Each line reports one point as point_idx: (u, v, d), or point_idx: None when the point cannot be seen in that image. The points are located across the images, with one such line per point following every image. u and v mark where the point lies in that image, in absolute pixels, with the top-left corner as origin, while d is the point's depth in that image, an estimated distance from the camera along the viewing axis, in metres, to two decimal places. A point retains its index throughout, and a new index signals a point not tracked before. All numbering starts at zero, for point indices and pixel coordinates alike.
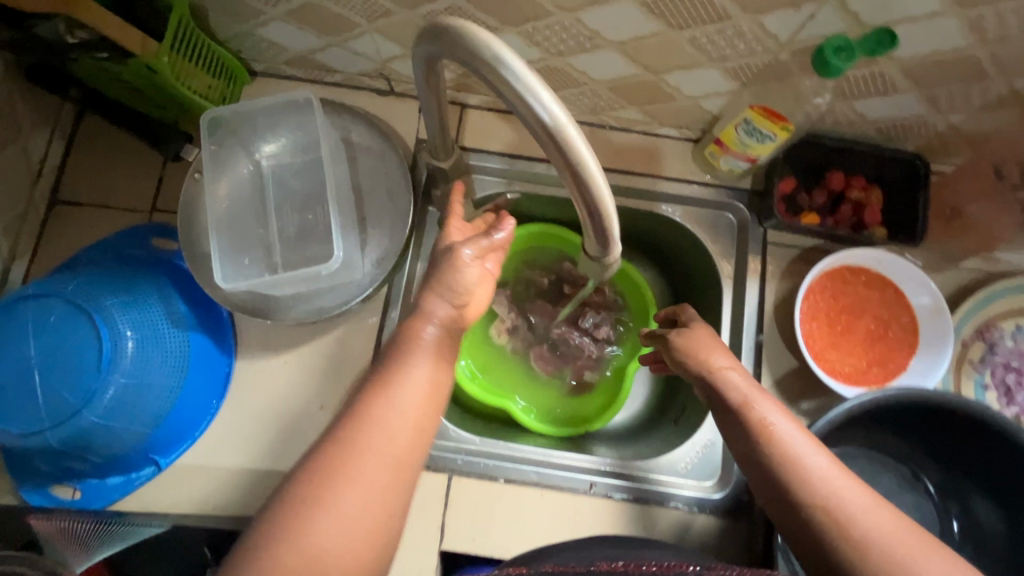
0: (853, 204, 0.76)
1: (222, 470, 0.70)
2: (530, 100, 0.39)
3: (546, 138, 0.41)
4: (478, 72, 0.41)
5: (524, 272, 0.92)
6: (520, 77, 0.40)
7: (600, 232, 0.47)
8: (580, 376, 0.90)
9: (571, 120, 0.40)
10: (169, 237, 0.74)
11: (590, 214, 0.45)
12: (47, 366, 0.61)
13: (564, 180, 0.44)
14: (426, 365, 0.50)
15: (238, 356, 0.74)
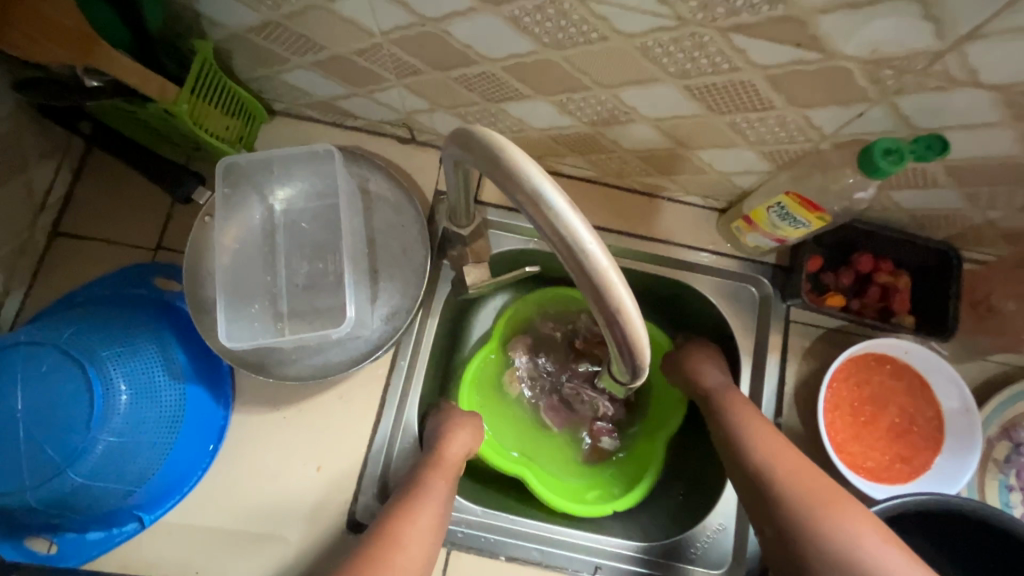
0: (881, 287, 0.74)
1: (209, 530, 0.67)
2: (567, 236, 0.36)
3: (580, 275, 0.36)
4: (512, 195, 0.38)
5: (536, 319, 0.84)
6: (559, 210, 0.36)
7: (633, 371, 0.41)
8: (597, 439, 0.82)
9: (612, 261, 0.36)
10: (172, 278, 0.72)
11: (622, 354, 0.39)
12: (31, 420, 0.57)
13: (596, 318, 0.38)
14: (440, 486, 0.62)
15: (235, 408, 0.70)
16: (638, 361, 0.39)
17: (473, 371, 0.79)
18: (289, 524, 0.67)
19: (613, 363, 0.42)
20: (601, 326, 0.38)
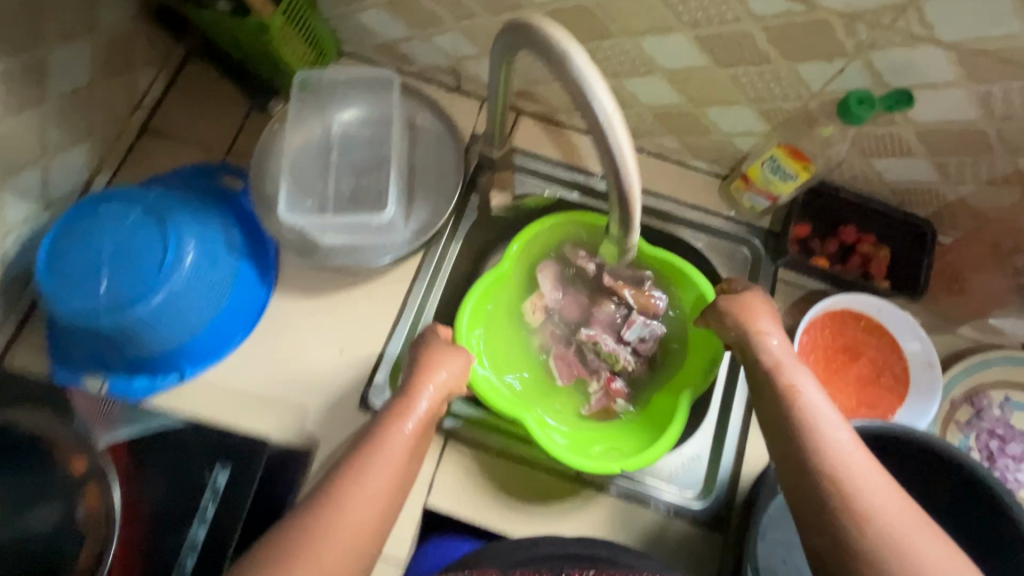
0: (862, 256, 0.81)
1: (236, 393, 0.74)
2: (587, 89, 0.46)
3: (594, 122, 0.46)
4: (548, 60, 0.48)
5: (564, 254, 0.89)
6: (583, 69, 0.46)
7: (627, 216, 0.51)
8: (613, 390, 0.84)
9: (618, 112, 0.46)
10: (238, 177, 0.82)
11: (620, 196, 0.49)
12: (116, 258, 0.67)
13: (603, 162, 0.48)
14: (406, 441, 0.58)
15: (276, 292, 0.79)
16: (631, 208, 0.49)
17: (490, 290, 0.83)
18: (308, 396, 0.75)
19: (615, 219, 0.51)
20: (605, 168, 0.48)
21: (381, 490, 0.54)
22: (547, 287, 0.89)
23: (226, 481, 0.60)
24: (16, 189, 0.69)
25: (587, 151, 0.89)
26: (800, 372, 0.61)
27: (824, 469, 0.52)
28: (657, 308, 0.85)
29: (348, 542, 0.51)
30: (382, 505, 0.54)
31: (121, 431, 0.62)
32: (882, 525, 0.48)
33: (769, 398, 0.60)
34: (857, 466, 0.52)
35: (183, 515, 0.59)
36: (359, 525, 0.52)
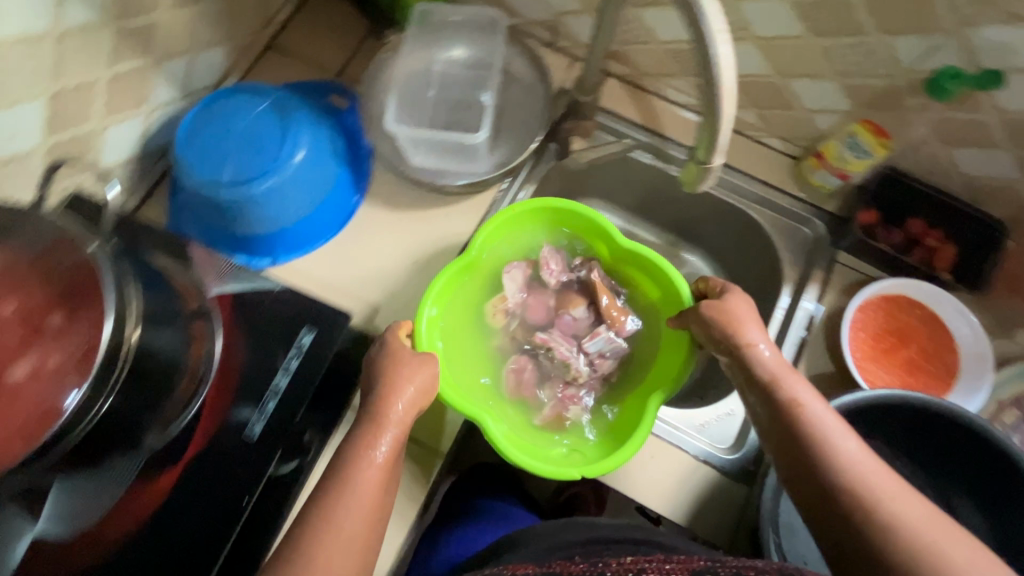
0: (926, 250, 0.82)
1: (319, 283, 0.83)
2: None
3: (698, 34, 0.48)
4: None
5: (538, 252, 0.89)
6: None
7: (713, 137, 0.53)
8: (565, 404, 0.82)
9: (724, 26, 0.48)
10: (343, 97, 0.89)
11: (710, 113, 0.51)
12: (243, 141, 0.76)
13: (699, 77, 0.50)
14: (386, 451, 0.62)
15: (364, 202, 0.88)
16: (720, 132, 0.52)
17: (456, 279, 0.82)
18: (381, 296, 0.83)
19: (699, 143, 0.55)
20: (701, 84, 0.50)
21: (379, 480, 0.60)
22: (511, 289, 0.86)
23: (313, 340, 0.70)
24: (165, 73, 0.79)
25: (667, 118, 0.93)
26: (799, 382, 0.64)
27: (844, 484, 0.56)
28: (624, 328, 0.86)
29: (357, 527, 0.58)
30: (374, 510, 0.59)
31: (230, 285, 0.72)
32: (899, 529, 0.51)
33: (772, 410, 0.64)
34: (871, 473, 0.56)
35: (271, 365, 0.69)
36: (365, 512, 0.58)
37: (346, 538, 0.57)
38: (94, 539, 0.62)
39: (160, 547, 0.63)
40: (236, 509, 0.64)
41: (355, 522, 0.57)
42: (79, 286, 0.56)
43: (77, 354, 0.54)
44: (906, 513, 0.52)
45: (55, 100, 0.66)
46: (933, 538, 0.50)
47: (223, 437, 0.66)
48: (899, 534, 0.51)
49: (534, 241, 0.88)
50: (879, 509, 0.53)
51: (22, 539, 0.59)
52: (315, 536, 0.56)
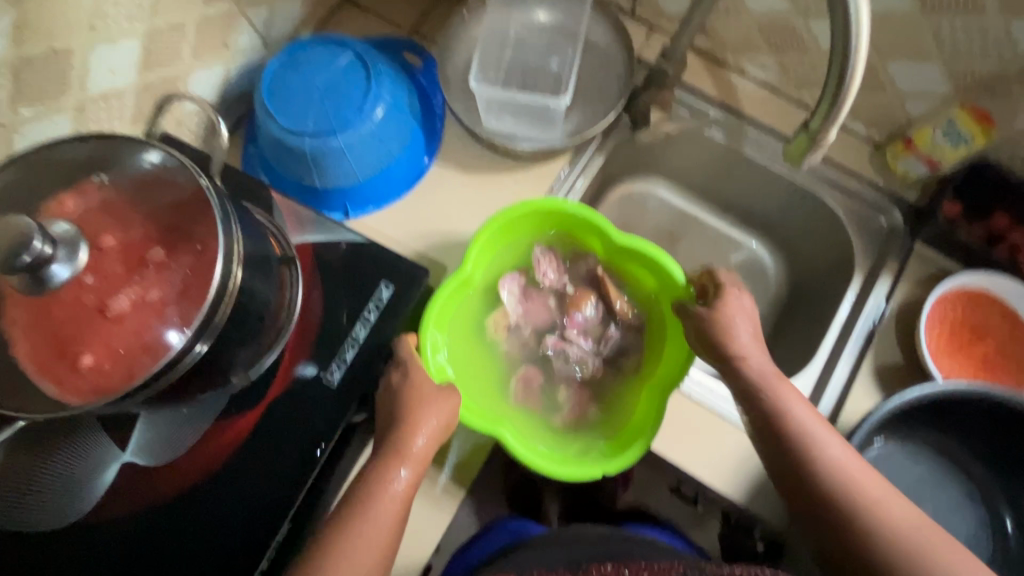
0: (1010, 246, 0.80)
1: (387, 239, 0.83)
2: None
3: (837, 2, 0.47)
4: None
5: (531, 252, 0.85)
6: None
7: (830, 111, 0.52)
8: (581, 408, 0.80)
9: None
10: (415, 54, 0.87)
11: (835, 86, 0.50)
12: (326, 91, 0.76)
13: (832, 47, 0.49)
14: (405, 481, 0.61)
15: (435, 162, 0.87)
16: (841, 103, 0.51)
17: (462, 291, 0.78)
18: (447, 258, 0.83)
19: (813, 115, 0.54)
20: (831, 55, 0.50)
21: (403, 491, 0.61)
22: (509, 304, 0.83)
23: (390, 299, 0.71)
24: (249, 20, 0.79)
25: (744, 96, 0.91)
26: (788, 392, 0.65)
27: (836, 494, 0.59)
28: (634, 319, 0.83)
29: (376, 537, 0.58)
30: (392, 528, 0.59)
31: (310, 235, 0.73)
32: (888, 533, 0.56)
33: (763, 417, 0.65)
34: (859, 480, 0.59)
35: (348, 318, 0.70)
36: (388, 522, 0.59)
37: (365, 551, 0.57)
38: (179, 469, 0.64)
39: (237, 487, 0.64)
40: (310, 457, 0.65)
41: (378, 531, 0.58)
42: (182, 221, 0.58)
43: (177, 288, 0.56)
44: (895, 520, 0.56)
45: (151, 37, 0.67)
46: (920, 543, 0.55)
47: (301, 384, 0.67)
48: (887, 538, 0.55)
49: (525, 246, 0.85)
50: (872, 520, 0.57)
51: (115, 462, 0.64)
52: (340, 536, 0.57)
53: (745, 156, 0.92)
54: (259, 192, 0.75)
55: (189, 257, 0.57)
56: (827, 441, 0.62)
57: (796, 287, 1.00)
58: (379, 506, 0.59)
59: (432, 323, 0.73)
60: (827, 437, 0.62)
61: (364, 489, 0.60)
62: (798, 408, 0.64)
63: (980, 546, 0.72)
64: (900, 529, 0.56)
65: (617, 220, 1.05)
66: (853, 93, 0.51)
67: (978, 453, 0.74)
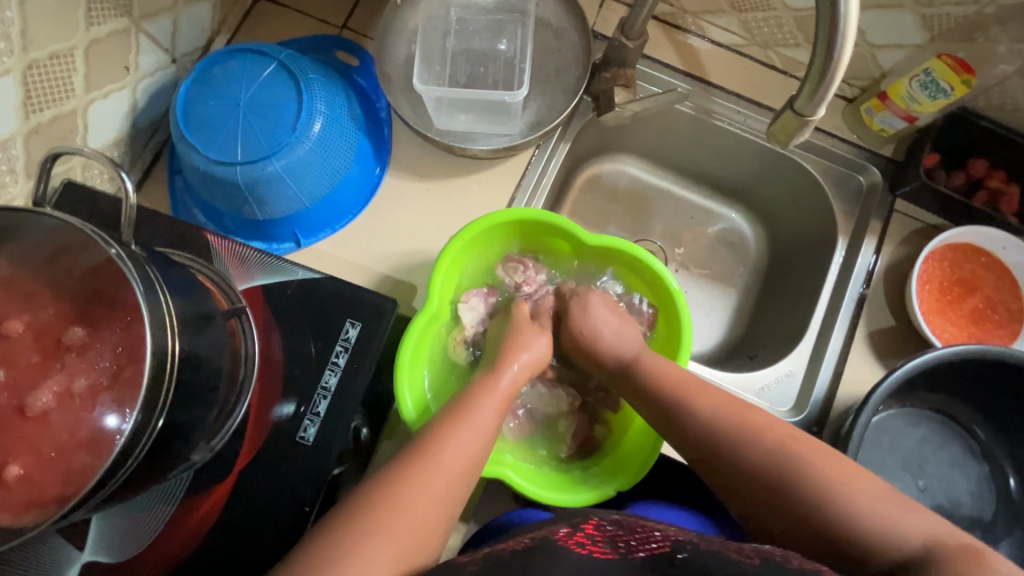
0: (990, 191, 0.78)
1: (345, 262, 0.76)
2: None
3: None
4: None
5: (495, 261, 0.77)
6: None
7: (822, 85, 0.48)
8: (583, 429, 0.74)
9: None
10: (350, 55, 0.80)
11: (825, 60, 0.46)
12: (251, 110, 0.67)
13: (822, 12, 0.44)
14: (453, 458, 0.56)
15: (387, 172, 0.79)
16: (831, 79, 0.47)
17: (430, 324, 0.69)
18: (415, 277, 0.76)
19: (799, 93, 0.50)
20: (819, 29, 0.45)
21: (420, 508, 0.52)
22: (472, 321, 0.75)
23: (360, 334, 0.65)
24: (150, 35, 0.69)
25: (709, 61, 0.86)
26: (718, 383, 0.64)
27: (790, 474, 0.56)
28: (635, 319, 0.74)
29: (395, 547, 0.49)
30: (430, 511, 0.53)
31: (259, 279, 0.66)
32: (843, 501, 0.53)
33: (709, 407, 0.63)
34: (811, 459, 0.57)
35: (316, 363, 0.64)
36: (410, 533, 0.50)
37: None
38: (147, 560, 0.57)
39: (216, 565, 0.58)
40: (295, 524, 0.60)
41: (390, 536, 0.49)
42: (102, 293, 0.50)
43: (108, 372, 0.48)
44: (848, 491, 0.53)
45: (30, 73, 0.56)
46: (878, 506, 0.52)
47: (271, 445, 0.61)
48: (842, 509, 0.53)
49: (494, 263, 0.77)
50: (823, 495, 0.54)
51: (72, 566, 0.57)
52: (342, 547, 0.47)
53: (716, 125, 0.87)
54: (194, 234, 0.67)
55: (116, 334, 0.49)
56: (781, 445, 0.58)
57: (778, 254, 0.97)
58: (401, 517, 0.51)
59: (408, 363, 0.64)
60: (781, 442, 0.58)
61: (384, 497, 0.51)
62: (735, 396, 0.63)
63: (986, 499, 0.73)
64: (869, 514, 0.52)
65: (588, 205, 1.00)
66: (845, 62, 0.46)
67: (976, 409, 0.74)
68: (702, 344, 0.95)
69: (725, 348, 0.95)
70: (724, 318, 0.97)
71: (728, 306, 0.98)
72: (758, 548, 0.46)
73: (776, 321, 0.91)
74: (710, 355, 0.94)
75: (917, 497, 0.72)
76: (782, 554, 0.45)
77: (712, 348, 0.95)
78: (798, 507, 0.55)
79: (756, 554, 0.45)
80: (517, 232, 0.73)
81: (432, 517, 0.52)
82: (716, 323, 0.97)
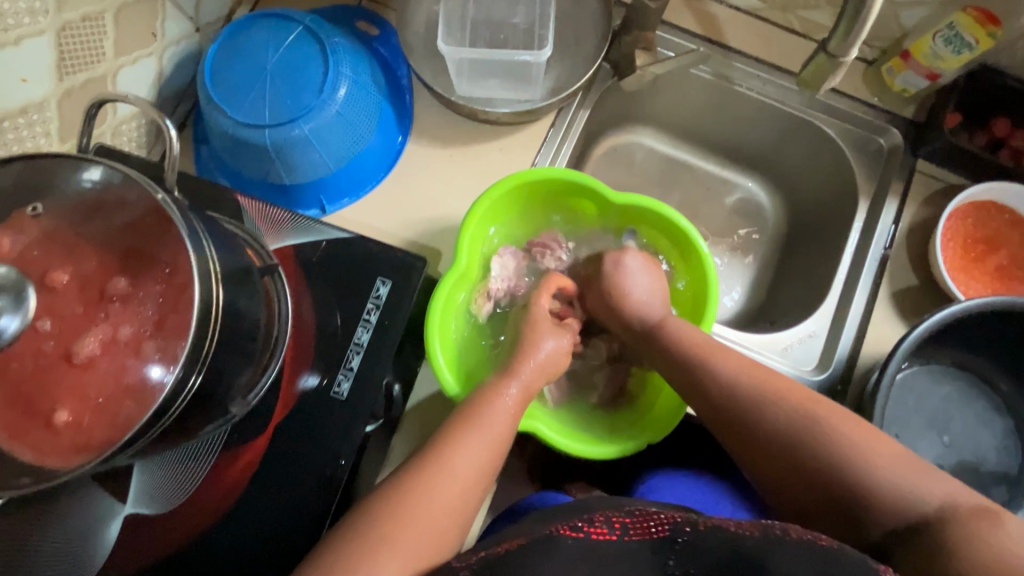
0: (1013, 150, 0.78)
1: (370, 228, 0.76)
2: None
3: None
4: None
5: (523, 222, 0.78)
6: None
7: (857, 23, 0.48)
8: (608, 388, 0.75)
9: None
10: (371, 23, 0.80)
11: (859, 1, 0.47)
12: (279, 74, 0.67)
13: None
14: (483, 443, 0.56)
15: (410, 139, 0.80)
16: (864, 19, 0.48)
17: (458, 283, 0.69)
18: (440, 242, 0.77)
19: (832, 35, 0.51)
20: None
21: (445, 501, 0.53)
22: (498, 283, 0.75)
23: (389, 292, 0.65)
24: (175, 2, 0.69)
25: (729, 27, 0.86)
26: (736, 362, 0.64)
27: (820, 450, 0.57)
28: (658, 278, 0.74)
29: (427, 534, 0.50)
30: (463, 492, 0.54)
31: (288, 239, 0.67)
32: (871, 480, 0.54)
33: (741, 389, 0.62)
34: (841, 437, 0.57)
35: (346, 322, 0.65)
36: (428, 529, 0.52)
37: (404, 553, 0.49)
38: (188, 513, 0.59)
39: (254, 518, 0.59)
40: (329, 478, 0.61)
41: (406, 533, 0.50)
42: (141, 246, 0.51)
43: (152, 321, 0.49)
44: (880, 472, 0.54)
45: (63, 33, 0.57)
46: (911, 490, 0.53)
47: (305, 402, 0.62)
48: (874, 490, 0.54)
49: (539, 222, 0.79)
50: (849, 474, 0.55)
51: (116, 518, 0.58)
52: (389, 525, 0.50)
53: (735, 90, 0.87)
54: (223, 197, 0.67)
55: (159, 284, 0.50)
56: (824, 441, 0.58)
57: (797, 221, 0.97)
58: (436, 502, 0.52)
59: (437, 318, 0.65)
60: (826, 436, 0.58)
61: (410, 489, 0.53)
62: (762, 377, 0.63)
63: (1011, 454, 0.73)
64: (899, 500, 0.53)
65: (607, 176, 1.01)
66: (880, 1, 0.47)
67: (1001, 366, 0.74)
68: (722, 311, 0.96)
69: (745, 315, 0.95)
70: (744, 286, 0.97)
71: (748, 274, 0.98)
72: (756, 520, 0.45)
73: (797, 286, 0.91)
74: (730, 322, 0.95)
75: (942, 453, 0.73)
76: (783, 526, 0.44)
77: (731, 315, 0.95)
78: (826, 490, 0.57)
79: (755, 527, 0.44)
80: (542, 193, 0.74)
81: (463, 497, 0.54)
82: (736, 290, 0.97)
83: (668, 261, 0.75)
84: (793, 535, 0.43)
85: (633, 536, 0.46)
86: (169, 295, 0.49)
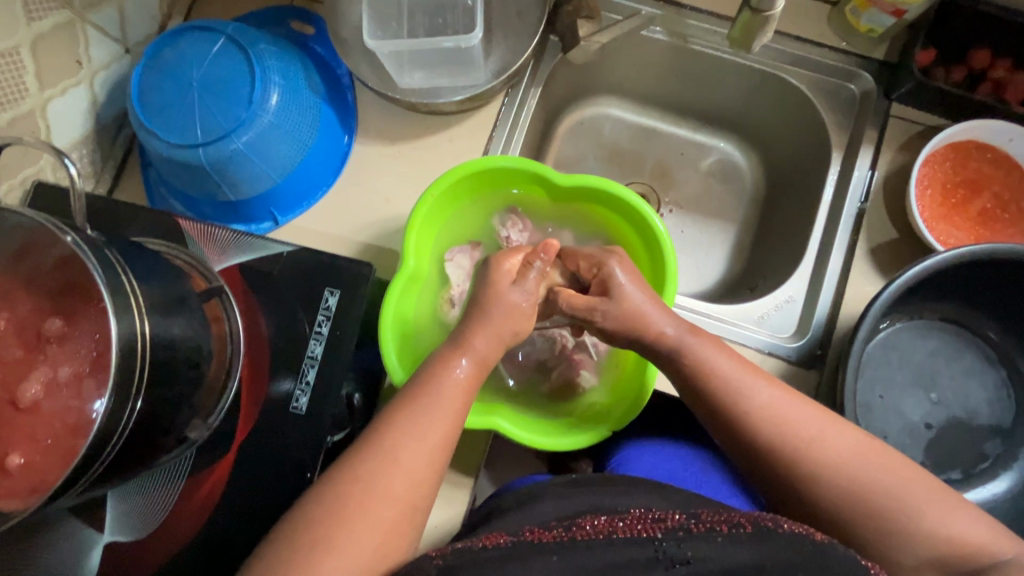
0: (993, 82, 0.73)
1: (322, 234, 0.75)
2: None
3: None
4: None
5: (480, 214, 0.77)
6: None
7: None
8: (573, 377, 0.75)
9: None
10: (304, 22, 0.79)
11: None
12: (205, 88, 0.66)
13: None
14: (435, 437, 0.54)
15: (356, 139, 0.78)
16: None
17: (412, 283, 0.69)
18: (396, 242, 0.75)
19: None
20: None
21: (399, 497, 0.51)
22: (457, 279, 0.75)
23: (338, 302, 0.65)
24: (98, 26, 0.68)
25: None
26: (723, 360, 0.60)
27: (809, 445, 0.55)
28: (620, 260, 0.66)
29: (377, 527, 0.49)
30: (423, 486, 0.52)
31: (234, 258, 0.67)
32: (861, 479, 0.53)
33: (729, 377, 0.59)
34: (829, 437, 0.55)
35: (301, 334, 0.65)
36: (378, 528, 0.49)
37: (358, 543, 0.48)
38: (163, 535, 0.60)
39: (225, 537, 0.60)
40: (297, 489, 0.61)
41: (359, 535, 0.48)
42: (71, 285, 0.50)
43: (89, 358, 0.48)
44: (867, 478, 0.53)
45: None
46: (887, 489, 0.52)
47: (266, 418, 0.63)
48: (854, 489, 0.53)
49: (489, 215, 0.77)
50: (833, 479, 0.53)
51: (96, 545, 0.60)
52: (339, 519, 0.48)
53: (693, 46, 0.83)
54: (171, 224, 0.68)
55: (93, 323, 0.49)
56: (766, 392, 0.58)
57: (774, 179, 0.93)
58: (388, 493, 0.50)
59: (390, 324, 0.64)
60: (788, 412, 0.57)
61: (362, 478, 0.50)
62: (732, 367, 0.59)
63: (1006, 403, 0.70)
64: (902, 499, 0.52)
65: (574, 152, 0.97)
66: None
67: (990, 313, 0.71)
68: (703, 281, 0.92)
69: (726, 284, 0.92)
70: (723, 253, 0.94)
71: (726, 241, 0.94)
72: (747, 514, 0.45)
73: (777, 249, 0.87)
74: (710, 292, 0.91)
75: (931, 410, 0.70)
76: (772, 520, 0.45)
77: (713, 284, 0.92)
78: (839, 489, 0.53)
79: (748, 521, 0.44)
80: (491, 180, 0.71)
81: (417, 496, 0.52)
82: (716, 258, 0.93)
83: (630, 241, 0.73)
84: (784, 528, 0.44)
85: (631, 531, 0.43)
86: (97, 334, 0.49)
